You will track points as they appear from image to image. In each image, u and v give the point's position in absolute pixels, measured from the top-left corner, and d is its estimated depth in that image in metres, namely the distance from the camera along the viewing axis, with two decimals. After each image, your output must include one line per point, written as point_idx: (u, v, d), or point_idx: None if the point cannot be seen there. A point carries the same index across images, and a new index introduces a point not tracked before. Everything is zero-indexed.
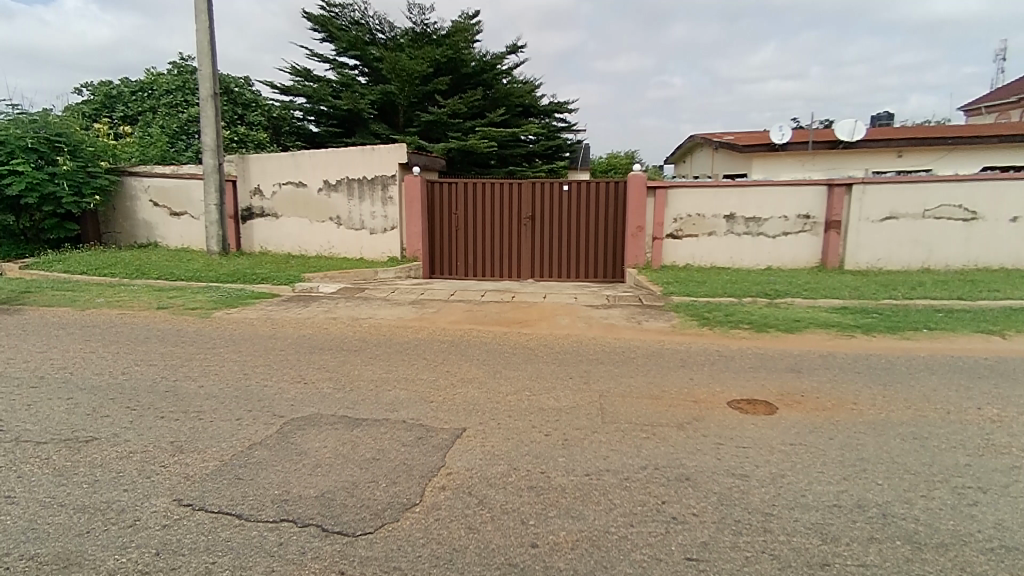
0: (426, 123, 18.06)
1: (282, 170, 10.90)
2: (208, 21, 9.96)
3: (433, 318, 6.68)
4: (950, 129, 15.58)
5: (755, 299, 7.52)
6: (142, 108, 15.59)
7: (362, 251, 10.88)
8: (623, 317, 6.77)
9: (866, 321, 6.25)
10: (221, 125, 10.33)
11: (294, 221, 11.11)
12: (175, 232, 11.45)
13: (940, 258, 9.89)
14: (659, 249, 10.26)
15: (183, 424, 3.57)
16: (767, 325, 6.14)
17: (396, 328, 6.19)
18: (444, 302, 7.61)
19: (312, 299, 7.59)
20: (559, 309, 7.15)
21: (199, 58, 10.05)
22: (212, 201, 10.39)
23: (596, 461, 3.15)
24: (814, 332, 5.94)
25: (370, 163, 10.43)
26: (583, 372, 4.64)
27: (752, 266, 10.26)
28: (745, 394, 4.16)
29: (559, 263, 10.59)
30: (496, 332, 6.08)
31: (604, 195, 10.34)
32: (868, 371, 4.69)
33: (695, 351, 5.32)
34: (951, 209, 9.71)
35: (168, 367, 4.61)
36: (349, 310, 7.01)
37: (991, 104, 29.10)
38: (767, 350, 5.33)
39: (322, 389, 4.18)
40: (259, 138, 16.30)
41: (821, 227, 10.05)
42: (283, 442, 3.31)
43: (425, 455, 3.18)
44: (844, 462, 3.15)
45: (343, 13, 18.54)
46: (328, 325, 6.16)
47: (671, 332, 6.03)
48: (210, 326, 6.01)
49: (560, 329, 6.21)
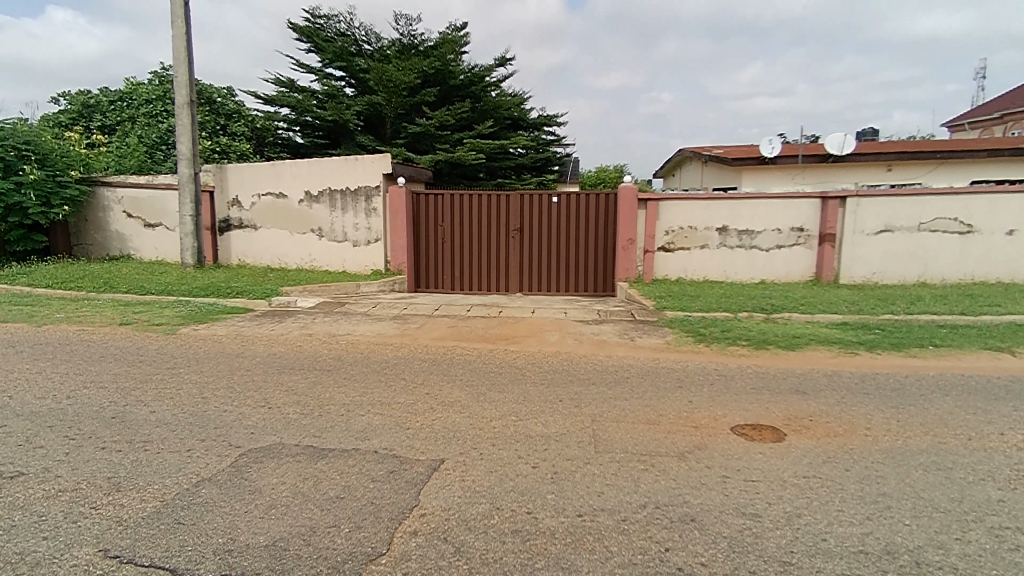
0: (413, 134, 17.80)
1: (261, 180, 10.52)
2: (185, 26, 9.62)
3: (415, 335, 6.32)
4: (940, 143, 15.54)
5: (752, 314, 7.23)
6: (120, 118, 15.20)
7: (344, 264, 10.52)
8: (615, 332, 6.46)
9: (869, 337, 5.99)
10: (198, 134, 9.93)
11: (273, 233, 10.72)
12: (149, 244, 11.02)
13: (936, 272, 9.69)
14: (650, 262, 9.98)
15: (125, 457, 3.18)
16: (766, 342, 5.85)
17: (375, 345, 5.82)
18: (428, 318, 7.24)
19: (288, 314, 7.19)
20: (548, 325, 6.83)
21: (175, 65, 9.66)
22: (187, 212, 9.94)
23: (590, 498, 2.80)
24: (816, 350, 5.64)
25: (354, 173, 10.09)
26: (574, 394, 4.29)
27: (745, 280, 10.00)
28: (748, 418, 3.83)
29: (547, 276, 10.29)
30: (482, 349, 5.73)
31: (595, 207, 10.07)
32: (877, 392, 4.39)
33: (692, 370, 4.99)
34: (946, 222, 9.53)
35: (119, 390, 4.21)
36: (326, 326, 6.62)
37: (974, 120, 29.43)
38: (769, 369, 5.04)
39: (288, 414, 3.81)
40: (241, 148, 15.92)
41: (815, 240, 9.84)
42: (235, 478, 2.94)
43: (397, 493, 2.81)
44: (865, 498, 2.83)
45: (329, 24, 18.33)
46: (302, 343, 5.78)
47: (667, 349, 5.72)
48: (174, 344, 5.61)
49: (548, 346, 5.89)
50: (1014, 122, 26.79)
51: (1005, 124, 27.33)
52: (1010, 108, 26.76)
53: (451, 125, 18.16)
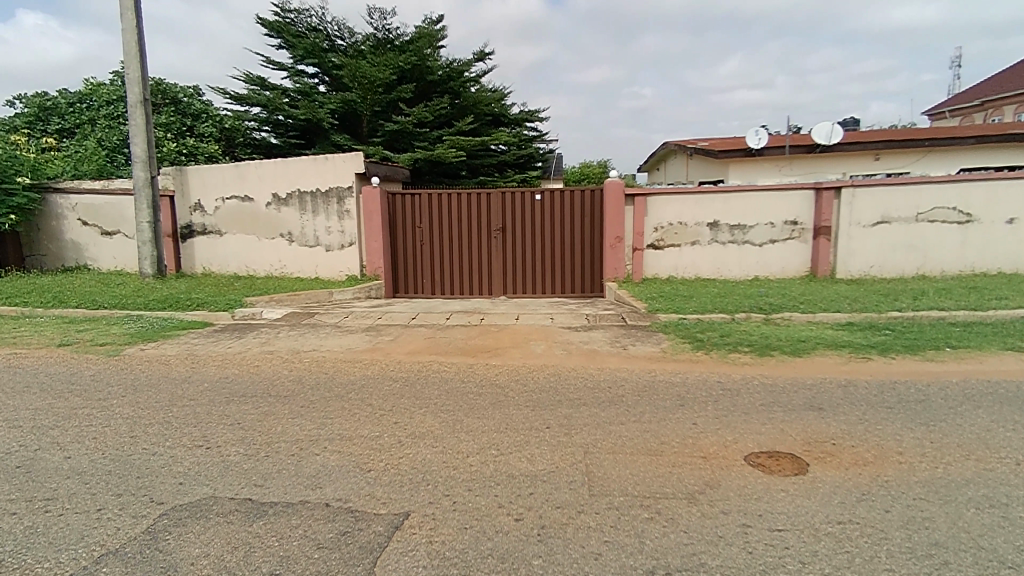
0: (390, 132, 17.18)
1: (225, 182, 9.86)
2: (135, 19, 8.92)
3: (388, 349, 5.75)
4: (928, 130, 15.25)
5: (750, 315, 6.77)
6: (80, 121, 14.41)
7: (318, 270, 9.93)
8: (606, 340, 5.95)
9: (880, 338, 5.55)
10: (153, 135, 9.24)
11: (239, 238, 10.07)
12: (108, 254, 10.34)
13: (936, 264, 9.33)
14: (639, 261, 9.51)
15: (18, 523, 2.60)
16: (771, 348, 5.36)
17: (342, 362, 5.25)
18: (403, 328, 6.68)
19: (249, 328, 6.59)
20: (534, 333, 6.31)
21: (125, 61, 8.95)
22: (144, 219, 9.25)
23: (585, 564, 2.28)
24: (825, 355, 5.18)
25: (324, 174, 9.49)
26: (562, 419, 3.78)
27: (738, 277, 9.57)
28: (763, 443, 3.35)
29: (532, 278, 9.81)
30: (460, 364, 5.20)
31: (580, 205, 9.57)
32: (903, 406, 3.93)
33: (693, 385, 4.50)
34: (945, 212, 9.17)
35: (35, 430, 3.62)
36: (291, 341, 6.03)
37: (953, 107, 29.39)
38: (778, 381, 4.56)
39: (229, 456, 3.26)
40: (210, 150, 15.19)
41: (810, 233, 9.42)
42: (148, 550, 2.38)
43: (348, 565, 2.27)
44: (915, 551, 2.34)
45: (300, 19, 17.61)
46: (260, 363, 5.21)
47: (664, 359, 5.22)
48: (115, 368, 5.00)
49: (534, 358, 5.36)
50: (994, 108, 26.77)
51: (986, 110, 27.33)
52: (990, 95, 26.73)
53: (429, 122, 17.56)
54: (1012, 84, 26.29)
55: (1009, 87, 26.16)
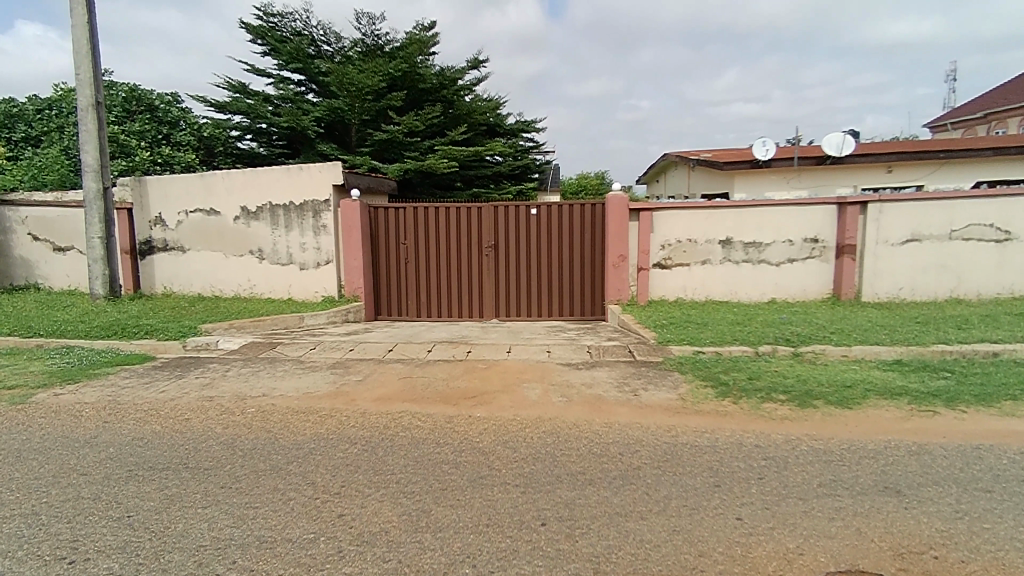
0: (379, 142, 16.35)
1: (189, 195, 8.96)
2: (87, 13, 8.04)
3: (353, 394, 4.81)
4: (943, 142, 14.48)
5: (776, 348, 5.87)
6: (47, 128, 13.51)
7: (290, 290, 9.00)
8: (612, 382, 5.05)
9: (940, 383, 4.64)
10: (107, 142, 8.34)
11: (204, 255, 9.14)
12: (61, 271, 9.41)
13: (971, 286, 8.46)
14: (645, 282, 8.62)
15: None
16: (813, 396, 4.45)
17: (292, 414, 4.30)
18: (376, 364, 5.75)
19: (196, 364, 5.66)
20: (528, 372, 5.39)
21: (75, 61, 8.06)
22: (95, 234, 8.31)
23: None
24: (878, 406, 4.28)
25: (299, 185, 8.60)
26: (563, 510, 2.85)
27: (753, 299, 8.69)
28: (839, 558, 2.44)
29: (526, 300, 8.94)
30: (437, 416, 4.28)
31: (581, 221, 8.72)
32: (1006, 491, 3.02)
33: (725, 450, 3.59)
34: (981, 229, 8.32)
35: None
36: (239, 382, 5.08)
37: (955, 120, 28.81)
38: (833, 447, 3.63)
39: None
40: (187, 158, 14.29)
41: (831, 252, 8.56)
42: None
43: None
44: None
45: (284, 23, 16.79)
46: (194, 415, 4.28)
47: (685, 412, 4.28)
48: (10, 423, 4.04)
49: (527, 407, 4.45)
50: (998, 121, 26.12)
51: (989, 123, 26.70)
52: (993, 107, 26.06)
53: (420, 132, 16.70)
54: (1014, 96, 25.69)
55: (1012, 99, 25.54)
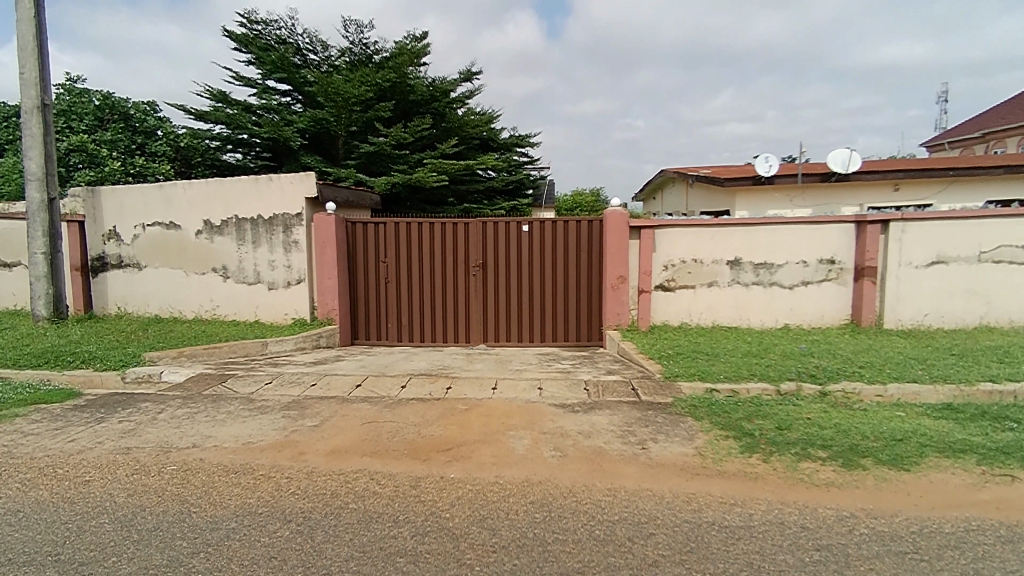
0: (366, 154, 15.64)
1: (148, 207, 8.19)
2: (34, 7, 7.30)
3: (303, 444, 3.98)
4: (953, 159, 13.87)
5: (801, 387, 5.08)
6: (12, 136, 12.73)
7: (257, 312, 8.18)
8: (615, 430, 4.24)
9: (1007, 438, 3.85)
10: (54, 149, 7.57)
11: (163, 273, 8.32)
12: (6, 289, 8.56)
13: (1002, 313, 7.74)
14: (646, 305, 7.84)
15: None
16: (861, 453, 3.66)
17: (221, 474, 3.47)
18: (338, 404, 4.93)
19: (127, 403, 4.81)
20: (516, 416, 4.58)
21: (20, 59, 7.31)
22: (39, 249, 7.51)
23: None
24: (943, 468, 3.49)
25: (267, 198, 7.83)
26: None
27: (764, 325, 7.94)
28: None
29: (516, 324, 8.16)
30: (401, 479, 3.45)
31: (576, 239, 7.99)
32: None
33: (765, 534, 2.78)
34: (1012, 251, 7.62)
35: None
36: (170, 428, 4.24)
37: (952, 139, 28.38)
38: (902, 531, 2.84)
39: None
40: (161, 168, 13.52)
41: (850, 274, 7.83)
42: None
43: None
44: None
45: (268, 31, 16.17)
46: (98, 476, 3.45)
47: (706, 474, 3.47)
48: None
49: (514, 466, 3.64)
50: (996, 141, 25.67)
51: (987, 142, 26.23)
52: (992, 126, 25.58)
53: (409, 144, 16.01)
54: (1013, 115, 25.25)
55: (1012, 118, 25.08)
